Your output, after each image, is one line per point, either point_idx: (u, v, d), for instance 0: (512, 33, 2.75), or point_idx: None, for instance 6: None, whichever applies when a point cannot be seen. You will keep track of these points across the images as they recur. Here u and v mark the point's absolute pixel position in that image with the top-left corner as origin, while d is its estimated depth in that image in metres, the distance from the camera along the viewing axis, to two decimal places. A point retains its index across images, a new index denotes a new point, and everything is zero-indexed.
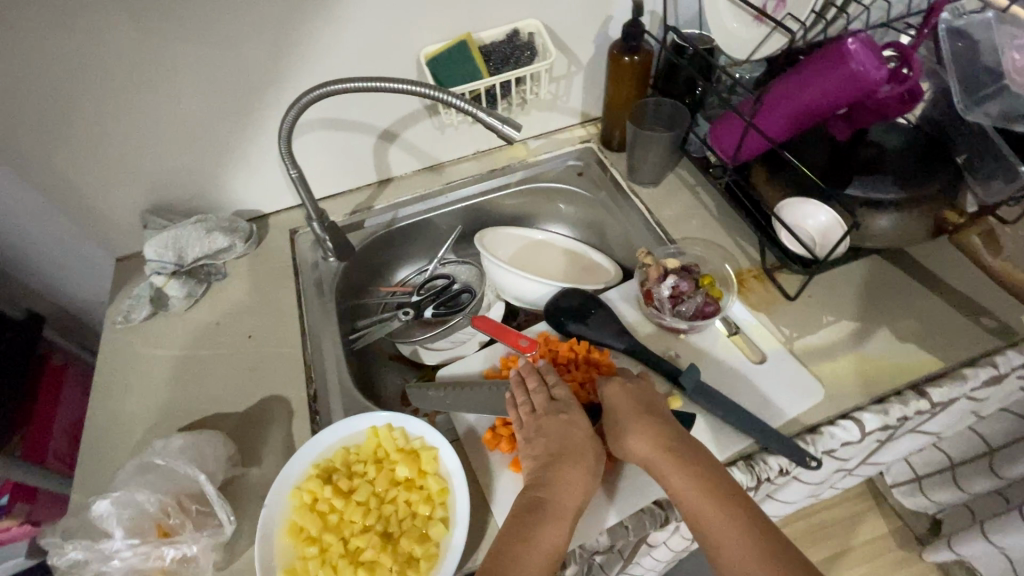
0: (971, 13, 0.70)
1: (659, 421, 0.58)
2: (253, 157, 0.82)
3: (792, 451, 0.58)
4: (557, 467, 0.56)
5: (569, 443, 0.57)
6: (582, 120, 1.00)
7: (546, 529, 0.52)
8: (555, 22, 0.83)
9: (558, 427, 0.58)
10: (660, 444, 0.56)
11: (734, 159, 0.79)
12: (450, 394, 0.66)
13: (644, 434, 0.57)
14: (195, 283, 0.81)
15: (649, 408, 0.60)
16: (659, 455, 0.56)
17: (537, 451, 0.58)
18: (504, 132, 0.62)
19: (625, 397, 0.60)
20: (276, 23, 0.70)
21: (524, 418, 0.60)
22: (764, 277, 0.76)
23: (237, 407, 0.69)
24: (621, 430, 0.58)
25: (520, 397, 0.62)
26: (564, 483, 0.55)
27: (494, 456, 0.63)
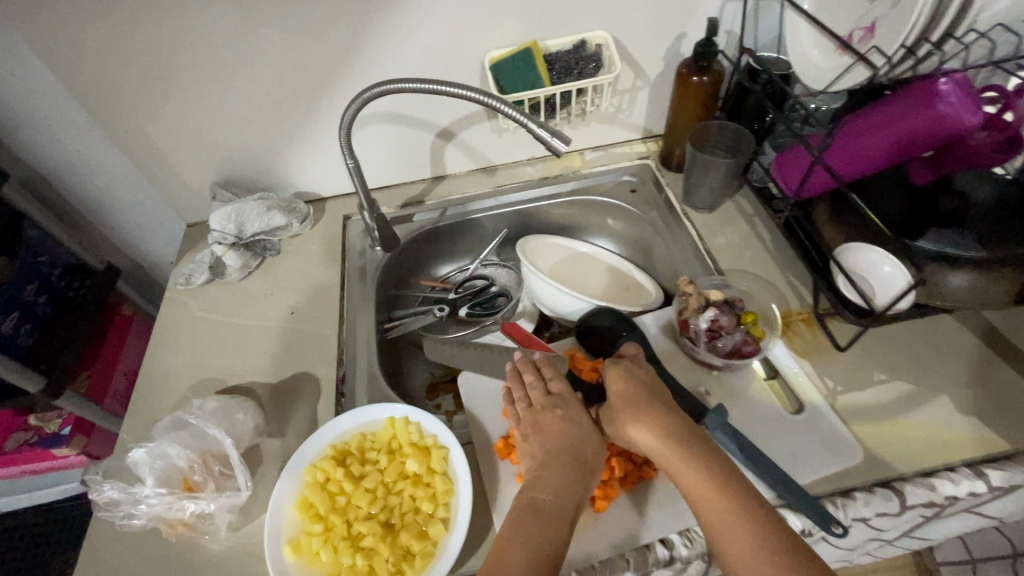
0: None
1: (658, 409, 0.57)
2: (318, 142, 0.86)
3: (816, 511, 0.54)
4: (551, 463, 0.56)
5: (564, 439, 0.58)
6: (643, 136, 0.98)
7: (540, 528, 0.52)
8: (624, 35, 0.81)
9: (554, 424, 0.60)
10: (662, 434, 0.54)
11: (796, 194, 0.74)
12: (458, 352, 0.77)
13: (640, 424, 0.56)
14: (251, 256, 0.86)
15: (650, 396, 0.58)
16: (661, 445, 0.54)
17: (536, 448, 0.59)
18: (553, 145, 0.61)
19: (626, 387, 0.59)
20: (351, 19, 0.73)
21: (522, 414, 0.62)
22: (814, 322, 0.71)
23: (271, 378, 0.73)
24: (618, 422, 0.57)
25: (517, 393, 0.65)
26: (558, 481, 0.55)
27: (503, 466, 0.63)
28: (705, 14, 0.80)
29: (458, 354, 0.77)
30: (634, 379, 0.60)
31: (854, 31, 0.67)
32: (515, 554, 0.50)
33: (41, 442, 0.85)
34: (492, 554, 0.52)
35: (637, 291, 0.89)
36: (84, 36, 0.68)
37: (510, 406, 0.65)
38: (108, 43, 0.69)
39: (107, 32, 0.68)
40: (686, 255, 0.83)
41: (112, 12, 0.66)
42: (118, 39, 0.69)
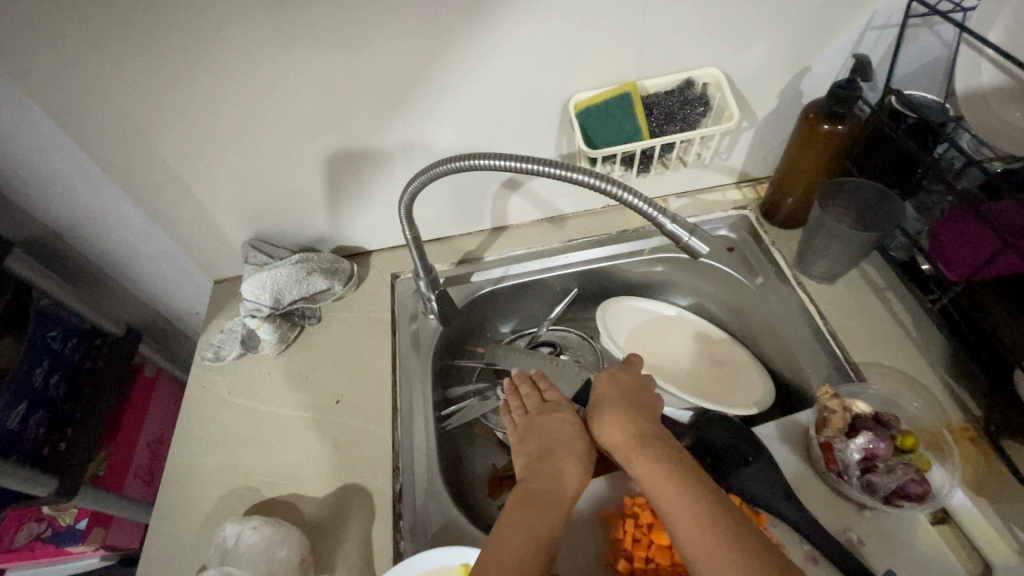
0: None
1: (636, 412, 0.57)
2: (364, 193, 0.75)
3: None
4: (546, 459, 0.56)
5: (558, 438, 0.58)
6: (738, 179, 0.83)
7: (525, 511, 0.52)
8: (734, 70, 0.67)
9: (549, 424, 0.60)
10: (634, 436, 0.54)
11: (963, 279, 0.60)
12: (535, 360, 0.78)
13: (614, 424, 0.56)
14: (288, 328, 0.74)
15: (632, 401, 0.59)
16: (634, 445, 0.54)
17: (531, 446, 0.59)
18: (691, 245, 0.51)
19: (612, 391, 0.60)
20: (415, 59, 0.60)
21: (517, 420, 0.62)
22: (984, 443, 0.57)
23: (318, 490, 0.62)
24: (595, 420, 0.58)
25: (513, 402, 0.65)
26: (552, 474, 0.55)
27: None
28: (839, 46, 0.65)
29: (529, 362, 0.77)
30: (619, 385, 0.60)
31: None
32: (498, 534, 0.50)
33: (56, 537, 0.78)
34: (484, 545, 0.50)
35: (741, 372, 0.75)
36: (102, 87, 0.56)
37: (506, 416, 0.64)
38: (129, 94, 0.58)
39: (128, 82, 0.56)
40: (805, 338, 0.69)
41: (133, 60, 0.55)
42: (141, 88, 0.57)
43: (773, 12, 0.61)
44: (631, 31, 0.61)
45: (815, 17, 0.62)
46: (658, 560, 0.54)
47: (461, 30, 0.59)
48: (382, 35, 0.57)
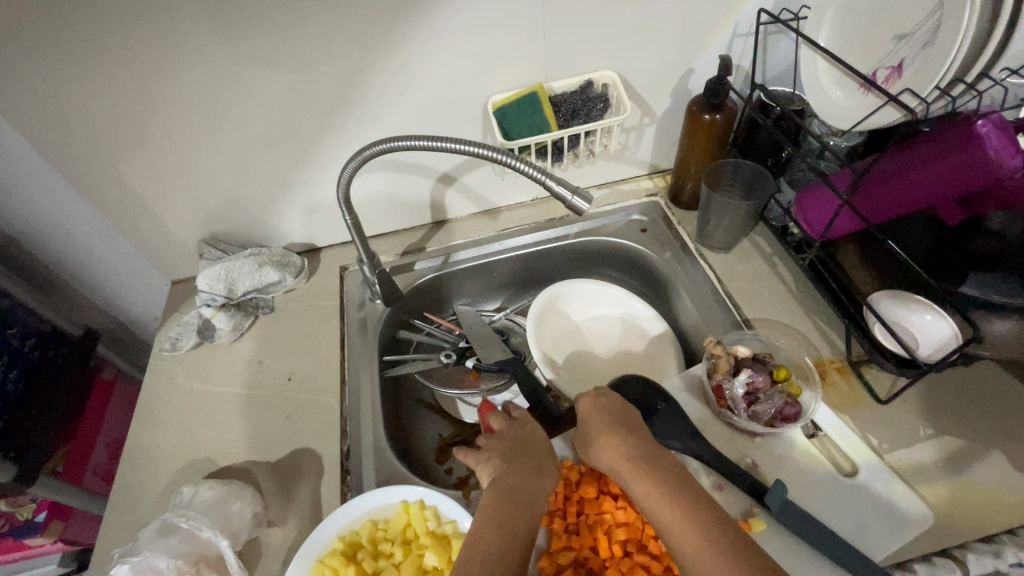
0: None
1: (626, 430, 0.57)
2: (313, 192, 0.82)
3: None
4: (524, 462, 0.58)
5: (533, 445, 0.60)
6: (649, 171, 0.94)
7: (512, 511, 0.52)
8: (630, 73, 0.78)
9: (527, 435, 0.62)
10: (623, 453, 0.55)
11: (821, 236, 0.71)
12: (474, 335, 0.83)
13: (608, 442, 0.56)
14: (242, 317, 0.80)
15: (619, 419, 0.59)
16: (622, 463, 0.54)
17: (507, 450, 0.59)
18: (573, 204, 0.60)
19: (593, 409, 0.60)
20: (348, 68, 0.69)
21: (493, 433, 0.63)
22: (848, 369, 0.67)
23: (272, 456, 0.68)
24: (588, 441, 0.58)
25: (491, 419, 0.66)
26: (529, 474, 0.56)
27: None
28: (714, 52, 0.77)
29: (473, 324, 0.85)
30: (602, 405, 0.60)
31: (878, 69, 0.63)
32: (480, 529, 0.50)
33: (14, 530, 0.82)
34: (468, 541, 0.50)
35: (659, 350, 0.82)
36: (59, 97, 0.62)
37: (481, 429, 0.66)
38: (87, 103, 0.64)
39: (84, 92, 0.63)
40: (706, 300, 0.80)
41: (88, 71, 0.61)
42: (98, 99, 0.63)
43: (654, 24, 0.73)
44: (538, 40, 0.72)
45: (691, 28, 0.74)
46: (585, 508, 0.60)
47: (388, 42, 0.67)
48: (317, 46, 0.65)
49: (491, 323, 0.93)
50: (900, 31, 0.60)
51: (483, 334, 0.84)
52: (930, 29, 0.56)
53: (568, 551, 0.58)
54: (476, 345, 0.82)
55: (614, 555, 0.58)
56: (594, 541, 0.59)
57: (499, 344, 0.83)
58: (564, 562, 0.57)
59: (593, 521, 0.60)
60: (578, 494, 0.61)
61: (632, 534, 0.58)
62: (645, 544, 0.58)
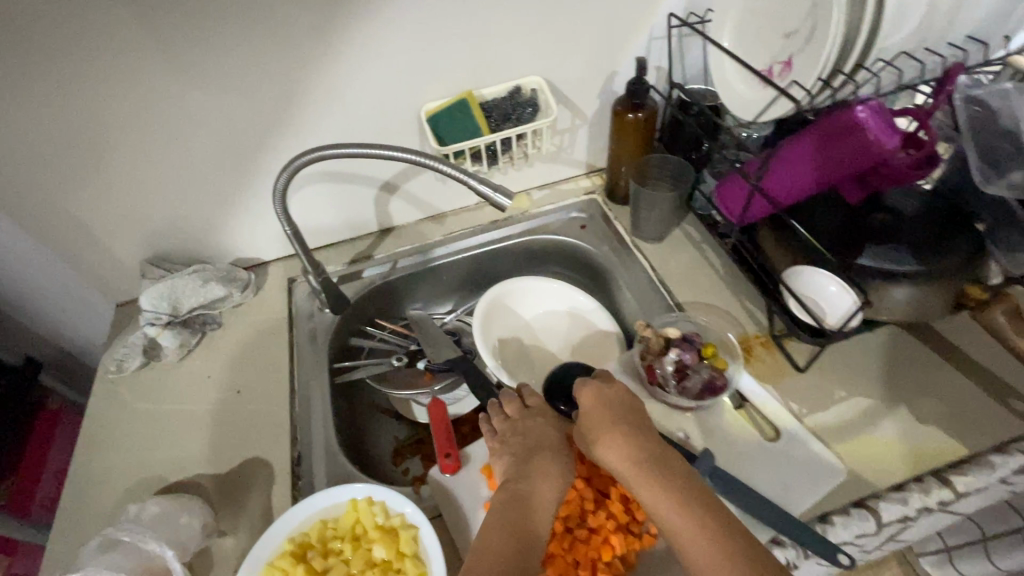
0: (988, 83, 0.63)
1: (632, 428, 0.57)
2: (255, 208, 0.82)
3: (791, 530, 0.55)
4: (531, 461, 0.59)
5: (543, 440, 0.62)
6: (587, 170, 0.98)
7: (518, 516, 0.54)
8: (557, 77, 0.82)
9: (534, 428, 0.63)
10: (629, 456, 0.54)
11: (740, 220, 0.75)
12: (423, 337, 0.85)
13: (613, 443, 0.56)
14: (189, 334, 0.80)
15: (624, 416, 0.58)
16: (627, 465, 0.54)
17: (515, 448, 0.61)
18: (496, 201, 0.62)
19: (598, 404, 0.59)
20: (279, 84, 0.70)
21: (500, 427, 0.64)
22: (772, 344, 0.72)
23: (222, 468, 0.68)
24: (591, 439, 0.58)
25: (496, 410, 0.67)
26: (536, 475, 0.58)
27: None
28: (632, 54, 0.81)
29: (422, 329, 0.86)
30: (606, 400, 0.60)
31: (773, 65, 0.68)
32: (490, 539, 0.53)
33: None
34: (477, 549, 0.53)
35: (602, 340, 0.86)
36: None
37: (488, 423, 0.67)
38: (12, 129, 0.64)
39: (7, 118, 0.63)
40: (642, 289, 0.84)
41: (9, 97, 0.61)
42: (23, 124, 0.64)
43: (574, 31, 0.77)
44: (464, 50, 0.75)
45: (610, 32, 0.79)
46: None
47: (315, 56, 0.69)
48: (243, 63, 0.67)
49: (443, 326, 0.95)
50: (788, 29, 0.66)
51: (433, 334, 0.86)
52: (807, 26, 0.63)
53: None
54: (426, 345, 0.85)
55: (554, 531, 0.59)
56: None
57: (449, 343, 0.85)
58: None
59: None
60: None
61: (572, 511, 0.60)
62: (584, 520, 0.60)
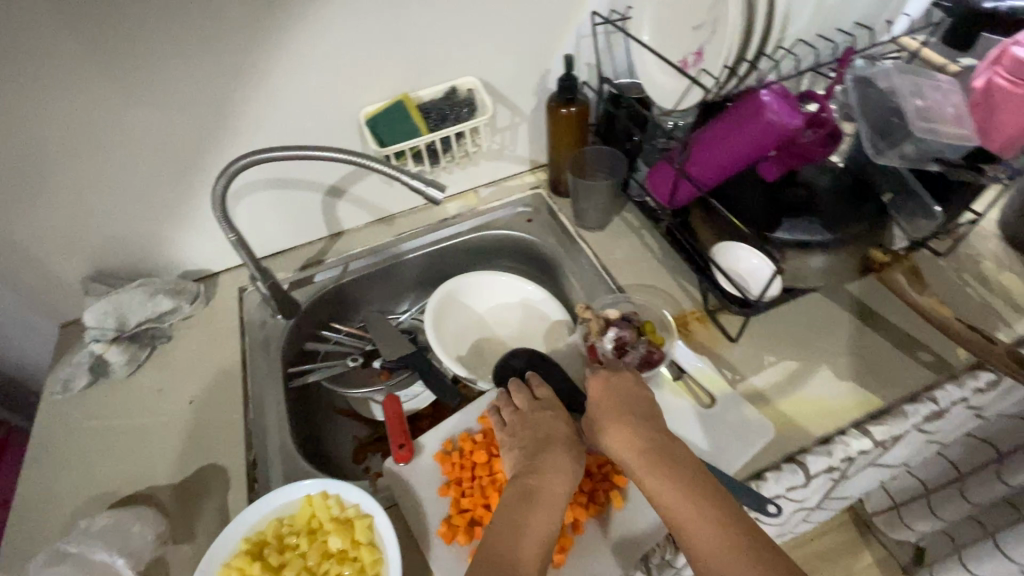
0: (875, 64, 0.71)
1: (644, 423, 0.59)
2: (199, 219, 0.82)
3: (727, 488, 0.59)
4: (541, 453, 0.59)
5: (552, 433, 0.61)
6: (531, 166, 1.02)
7: (530, 512, 0.54)
8: (493, 78, 0.85)
9: (543, 421, 0.63)
10: (642, 449, 0.57)
11: (673, 204, 0.79)
12: (377, 335, 0.88)
13: (626, 436, 0.58)
14: (138, 349, 0.80)
15: (636, 411, 0.60)
16: (640, 458, 0.56)
17: (525, 440, 0.61)
18: (428, 194, 0.65)
19: (612, 400, 0.62)
20: (213, 94, 0.71)
21: (509, 419, 0.64)
22: (706, 318, 0.76)
23: (176, 477, 0.68)
24: (604, 434, 0.60)
25: (502, 401, 0.67)
26: (546, 467, 0.57)
27: (451, 550, 0.59)
28: (563, 51, 0.85)
29: (377, 328, 0.89)
30: (620, 395, 0.62)
31: (686, 57, 0.73)
32: (504, 534, 0.52)
33: None
34: (486, 549, 0.52)
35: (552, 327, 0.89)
36: None
37: (495, 414, 0.67)
38: None
39: None
40: (588, 276, 0.87)
41: None
42: None
43: (504, 32, 0.80)
44: (398, 54, 0.77)
45: (539, 33, 0.82)
46: (478, 471, 0.64)
47: (248, 66, 0.70)
48: (174, 75, 0.67)
49: (398, 325, 0.97)
50: (696, 22, 0.71)
51: (389, 333, 0.88)
52: (711, 19, 0.68)
53: (465, 514, 0.61)
54: (381, 344, 0.87)
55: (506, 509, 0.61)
56: (487, 499, 0.61)
57: (404, 339, 0.87)
58: (459, 522, 0.60)
59: (485, 483, 0.63)
60: (472, 458, 0.64)
61: None
62: None
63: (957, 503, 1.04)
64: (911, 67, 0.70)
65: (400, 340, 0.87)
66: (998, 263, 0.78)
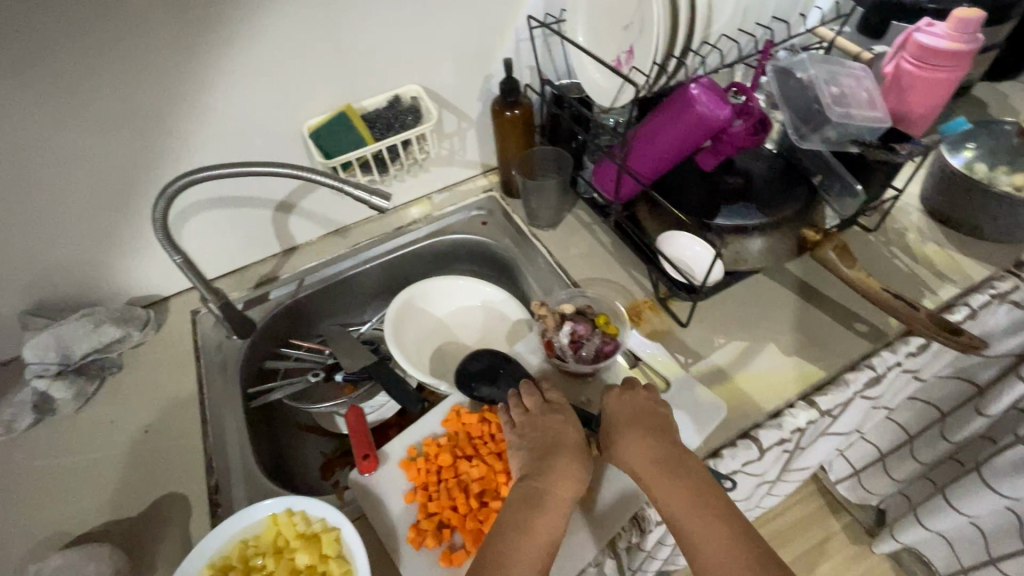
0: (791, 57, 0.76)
1: (657, 434, 0.60)
2: (143, 244, 0.80)
3: None
4: (550, 459, 0.58)
5: (562, 438, 0.61)
6: (483, 170, 1.03)
7: (538, 521, 0.54)
8: (436, 85, 0.86)
9: (553, 424, 0.62)
10: (653, 459, 0.58)
11: (617, 198, 0.81)
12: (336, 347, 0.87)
13: (638, 445, 0.59)
14: (86, 381, 0.77)
15: (649, 422, 0.61)
16: (650, 467, 0.57)
17: (534, 444, 0.60)
18: (374, 203, 0.64)
19: (627, 410, 0.62)
20: (147, 115, 0.69)
21: (519, 421, 0.63)
22: (658, 306, 0.79)
23: (133, 509, 0.66)
24: (616, 442, 0.60)
25: (513, 403, 0.66)
26: (556, 473, 0.57)
27: (421, 554, 0.60)
28: (503, 56, 0.87)
29: (338, 340, 0.88)
30: (635, 406, 0.63)
31: (619, 56, 0.75)
32: (513, 542, 0.53)
33: None
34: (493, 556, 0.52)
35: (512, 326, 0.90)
36: None
37: (503, 413, 0.66)
38: None
39: None
40: (544, 274, 0.89)
41: None
42: None
43: (443, 39, 0.81)
44: (338, 66, 0.77)
45: (478, 39, 0.83)
46: (444, 474, 0.64)
47: (182, 85, 0.69)
48: (104, 98, 0.66)
49: (360, 336, 0.96)
50: (625, 22, 0.73)
51: (350, 345, 0.88)
52: (639, 18, 0.70)
53: (433, 518, 0.61)
54: (342, 356, 0.86)
55: (473, 508, 0.62)
56: (453, 501, 0.62)
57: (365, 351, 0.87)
58: (427, 526, 0.60)
59: (451, 485, 0.63)
60: (437, 462, 0.64)
61: (486, 486, 0.64)
62: (498, 491, 0.64)
63: (909, 464, 1.10)
64: (822, 57, 0.76)
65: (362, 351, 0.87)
66: (921, 235, 0.83)
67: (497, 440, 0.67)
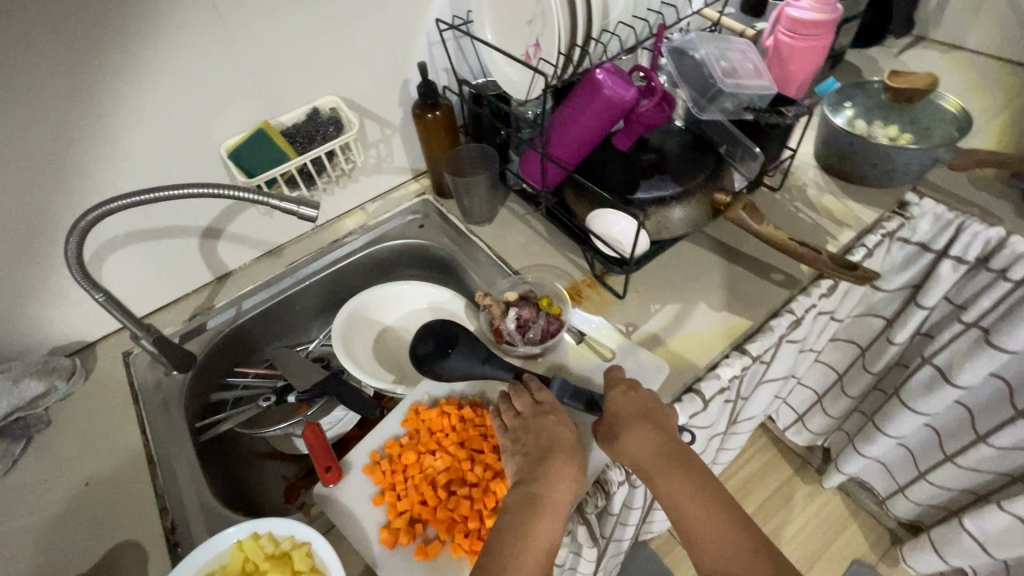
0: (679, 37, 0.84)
1: (656, 427, 0.61)
2: (59, 289, 0.76)
3: None
4: (547, 461, 0.59)
5: (557, 441, 0.61)
6: (413, 174, 1.04)
7: (540, 524, 0.55)
8: (354, 93, 0.86)
9: (547, 426, 0.62)
10: (654, 451, 0.59)
11: (546, 185, 0.84)
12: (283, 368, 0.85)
13: (639, 438, 0.60)
14: (10, 443, 0.72)
15: (650, 415, 0.62)
16: (650, 459, 0.59)
17: (529, 447, 0.61)
18: (302, 213, 0.64)
19: (629, 405, 0.63)
20: (45, 151, 0.66)
21: (511, 424, 0.64)
22: (597, 283, 0.83)
23: (83, 566, 0.62)
24: (617, 435, 0.61)
25: (505, 408, 0.67)
26: (553, 475, 0.58)
27: (396, 553, 0.60)
28: (418, 60, 0.88)
29: (284, 360, 0.86)
30: (634, 401, 0.63)
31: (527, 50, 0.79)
32: (518, 546, 0.53)
33: None
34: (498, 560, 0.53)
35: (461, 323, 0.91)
36: None
37: (497, 419, 0.66)
38: None
39: None
40: (485, 268, 0.91)
41: None
42: None
43: (355, 48, 0.82)
44: (249, 83, 0.76)
45: (390, 45, 0.84)
46: (410, 472, 0.65)
47: (81, 117, 0.66)
48: None
49: (312, 355, 0.96)
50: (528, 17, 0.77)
51: (298, 364, 0.85)
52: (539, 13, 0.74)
53: (404, 516, 0.62)
54: (292, 377, 0.84)
55: (442, 499, 0.63)
56: (422, 496, 0.63)
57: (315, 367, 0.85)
58: (399, 525, 0.61)
59: (417, 481, 0.64)
60: (401, 462, 0.65)
61: (453, 475, 0.65)
62: (465, 477, 0.65)
63: (842, 400, 1.20)
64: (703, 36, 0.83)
65: (311, 368, 0.84)
66: (819, 189, 0.92)
67: (457, 429, 0.68)
